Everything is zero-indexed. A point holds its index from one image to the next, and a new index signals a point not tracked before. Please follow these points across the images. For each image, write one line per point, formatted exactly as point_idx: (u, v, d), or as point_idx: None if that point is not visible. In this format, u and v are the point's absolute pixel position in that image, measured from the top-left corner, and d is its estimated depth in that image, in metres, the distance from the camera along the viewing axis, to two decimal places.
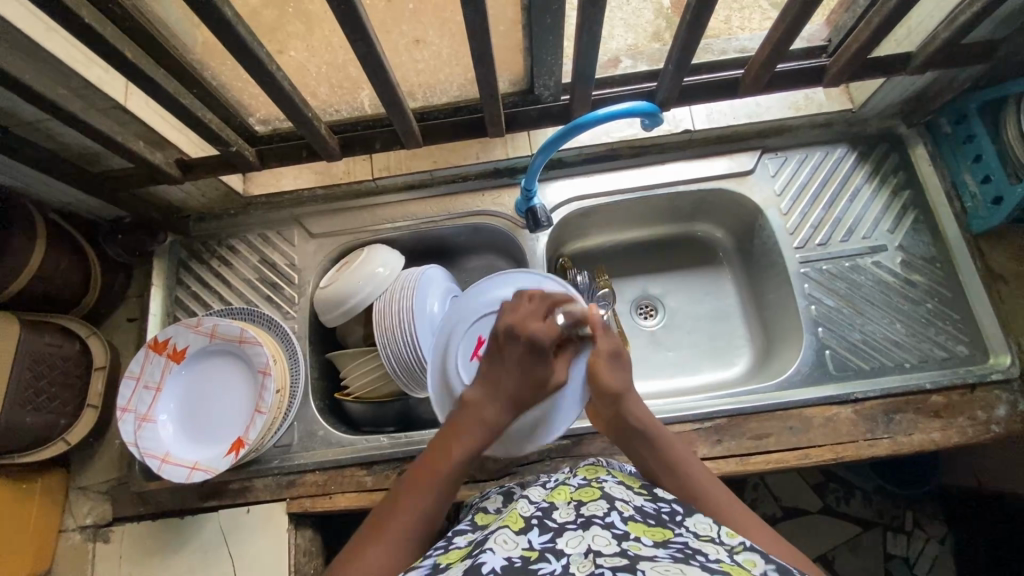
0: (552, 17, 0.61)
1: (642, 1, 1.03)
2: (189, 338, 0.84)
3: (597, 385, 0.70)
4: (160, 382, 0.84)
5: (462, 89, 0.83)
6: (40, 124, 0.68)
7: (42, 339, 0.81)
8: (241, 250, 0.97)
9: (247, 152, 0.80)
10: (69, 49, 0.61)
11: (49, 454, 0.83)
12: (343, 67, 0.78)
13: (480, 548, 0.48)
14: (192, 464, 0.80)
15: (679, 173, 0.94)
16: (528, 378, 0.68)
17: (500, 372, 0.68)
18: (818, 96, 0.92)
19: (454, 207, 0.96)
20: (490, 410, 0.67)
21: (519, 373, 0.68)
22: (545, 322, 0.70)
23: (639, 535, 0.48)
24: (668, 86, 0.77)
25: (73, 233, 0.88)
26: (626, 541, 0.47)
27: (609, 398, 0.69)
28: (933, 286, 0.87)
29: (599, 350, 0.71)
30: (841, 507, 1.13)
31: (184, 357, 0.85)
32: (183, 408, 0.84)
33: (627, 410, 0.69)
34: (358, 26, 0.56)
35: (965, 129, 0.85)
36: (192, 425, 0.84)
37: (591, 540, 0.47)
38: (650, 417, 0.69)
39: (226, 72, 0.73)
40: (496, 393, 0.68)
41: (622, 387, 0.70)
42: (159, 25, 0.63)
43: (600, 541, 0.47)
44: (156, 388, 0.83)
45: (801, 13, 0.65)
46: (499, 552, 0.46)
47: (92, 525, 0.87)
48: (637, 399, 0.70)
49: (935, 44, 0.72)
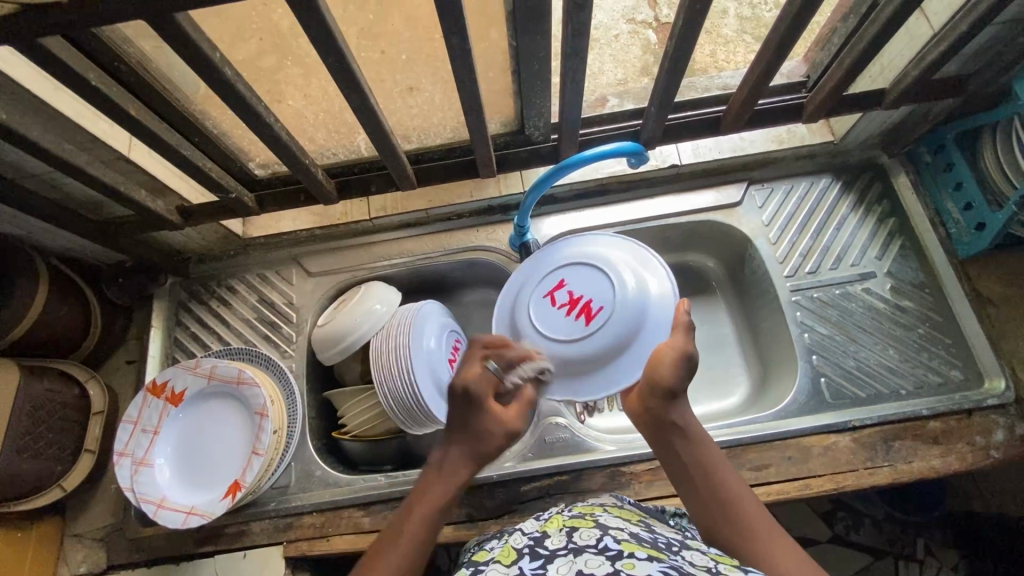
0: (538, 65, 0.65)
1: (630, 38, 1.08)
2: (187, 381, 0.85)
3: (652, 378, 0.66)
4: (157, 425, 0.84)
5: (456, 131, 0.87)
6: (45, 175, 0.70)
7: (42, 385, 0.81)
8: (240, 290, 0.98)
9: (247, 198, 0.82)
10: (76, 107, 0.64)
11: (46, 501, 0.82)
12: (339, 114, 0.81)
13: None
14: (188, 508, 0.80)
15: (669, 206, 0.96)
16: (473, 432, 0.66)
17: (455, 428, 0.67)
18: (800, 129, 0.96)
19: (450, 243, 0.98)
20: (452, 469, 0.65)
21: (465, 428, 0.67)
22: (482, 372, 0.68)
23: (633, 552, 0.48)
24: (652, 125, 0.79)
25: (75, 279, 0.89)
26: (618, 559, 0.46)
27: (663, 395, 0.65)
28: (923, 311, 0.88)
29: (672, 346, 0.67)
30: (850, 535, 1.12)
31: (182, 400, 0.85)
32: (181, 451, 0.84)
33: (675, 410, 0.66)
34: (353, 80, 0.59)
35: (944, 158, 0.88)
36: (189, 468, 0.83)
37: (582, 563, 0.47)
38: (694, 421, 0.66)
39: (226, 120, 0.76)
40: (457, 450, 0.66)
41: (681, 388, 0.65)
42: (163, 82, 0.66)
43: (591, 562, 0.46)
44: (152, 431, 0.83)
45: (775, 56, 0.67)
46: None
47: (86, 572, 0.86)
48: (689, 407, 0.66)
49: (907, 81, 0.75)
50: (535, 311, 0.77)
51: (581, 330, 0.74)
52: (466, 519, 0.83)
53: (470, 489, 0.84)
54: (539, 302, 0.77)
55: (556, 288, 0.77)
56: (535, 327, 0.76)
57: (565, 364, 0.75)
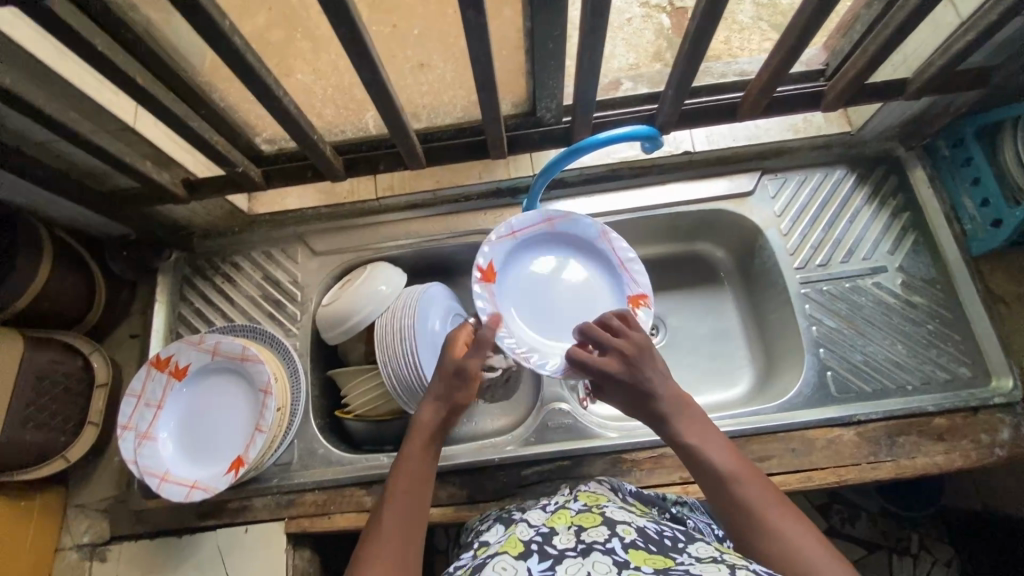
0: (554, 43, 0.63)
1: (643, 22, 1.05)
2: (190, 356, 0.85)
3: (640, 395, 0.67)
4: (160, 399, 0.84)
5: (467, 111, 0.83)
6: (50, 144, 0.69)
7: (46, 356, 0.81)
8: (245, 267, 0.97)
9: (254, 172, 0.81)
10: (81, 75, 0.63)
11: (49, 471, 0.83)
12: (348, 88, 0.80)
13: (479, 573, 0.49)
14: (191, 483, 0.80)
15: (681, 194, 0.95)
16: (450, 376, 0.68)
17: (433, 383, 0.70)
18: (817, 118, 0.95)
19: (457, 226, 0.97)
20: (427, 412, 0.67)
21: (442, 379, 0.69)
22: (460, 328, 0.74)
23: (640, 563, 0.48)
24: (668, 110, 0.77)
25: (78, 250, 0.88)
26: (627, 569, 0.47)
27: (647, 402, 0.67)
28: (933, 307, 0.88)
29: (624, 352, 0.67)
30: (846, 527, 1.12)
31: (185, 376, 0.85)
32: (184, 426, 0.84)
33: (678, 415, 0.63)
34: (365, 54, 0.58)
35: (963, 152, 0.86)
36: (192, 443, 0.83)
37: (591, 567, 0.47)
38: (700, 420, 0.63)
39: (233, 93, 0.74)
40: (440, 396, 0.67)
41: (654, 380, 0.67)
42: (169, 50, 0.64)
43: (600, 567, 0.47)
44: (155, 405, 0.83)
45: (798, 41, 0.65)
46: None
47: (89, 543, 0.86)
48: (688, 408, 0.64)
49: (931, 71, 0.73)
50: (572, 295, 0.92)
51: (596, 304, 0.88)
52: (467, 501, 0.83)
53: (471, 472, 0.85)
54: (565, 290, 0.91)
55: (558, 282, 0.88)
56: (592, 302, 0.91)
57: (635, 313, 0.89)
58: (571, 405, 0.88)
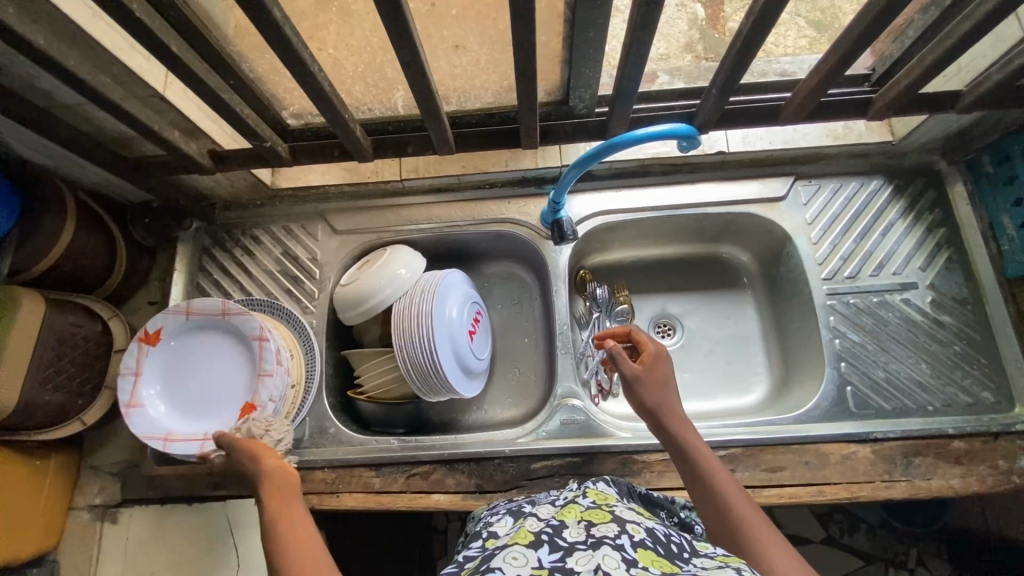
0: (595, 32, 0.60)
1: (677, 11, 1.02)
2: (164, 320, 0.82)
3: (661, 385, 0.69)
4: (136, 367, 0.80)
5: (497, 96, 0.82)
6: (79, 106, 0.69)
7: (66, 319, 0.81)
8: (264, 241, 0.97)
9: (281, 147, 0.80)
10: (115, 38, 0.61)
11: (66, 433, 0.84)
12: (379, 68, 0.76)
13: (488, 565, 0.48)
14: (165, 434, 0.79)
15: (710, 195, 0.93)
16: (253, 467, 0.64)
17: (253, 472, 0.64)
18: (858, 126, 0.91)
19: (479, 213, 0.96)
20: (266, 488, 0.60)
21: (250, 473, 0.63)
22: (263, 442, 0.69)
23: (648, 564, 0.47)
24: (709, 109, 0.75)
25: (101, 215, 0.88)
26: (635, 567, 0.46)
27: (660, 383, 0.69)
28: (961, 328, 0.86)
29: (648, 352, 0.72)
30: (844, 538, 1.12)
31: (164, 343, 0.83)
32: (168, 387, 0.82)
33: (665, 420, 0.66)
34: (405, 33, 0.56)
35: (1007, 171, 0.83)
36: (174, 395, 0.82)
37: (601, 559, 0.46)
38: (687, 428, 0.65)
39: (264, 64, 0.72)
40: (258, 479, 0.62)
41: (666, 376, 0.70)
42: (203, 18, 0.62)
43: (610, 561, 0.46)
44: (133, 373, 0.79)
45: (855, 45, 0.62)
46: (506, 573, 0.46)
47: (101, 505, 0.88)
48: (676, 415, 0.66)
49: (987, 85, 0.70)
50: (452, 314, 0.86)
51: (461, 324, 0.87)
52: (475, 490, 0.83)
53: (480, 461, 0.85)
54: (455, 322, 0.86)
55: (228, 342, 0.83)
56: (449, 317, 0.85)
57: (451, 321, 0.86)
58: (583, 402, 0.88)
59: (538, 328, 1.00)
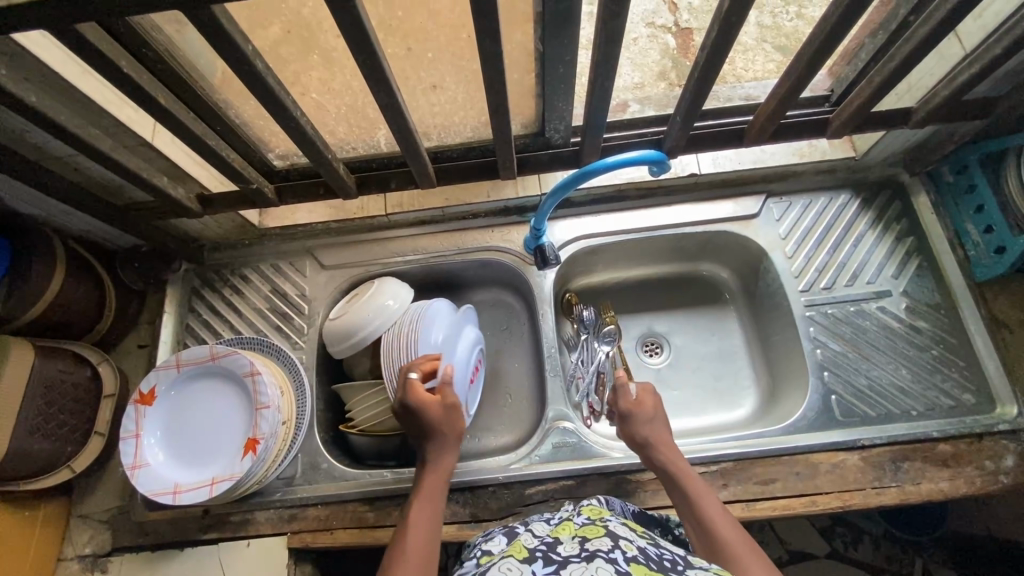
0: (563, 68, 0.64)
1: (649, 42, 1.07)
2: (158, 378, 0.84)
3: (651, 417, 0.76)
4: (136, 429, 0.81)
5: (477, 130, 0.86)
6: (70, 158, 0.71)
7: (56, 365, 0.82)
8: (253, 280, 0.98)
9: (268, 189, 0.82)
10: (104, 92, 0.64)
11: (55, 481, 0.83)
12: (362, 109, 0.80)
13: None
14: (173, 487, 0.79)
15: (686, 216, 0.96)
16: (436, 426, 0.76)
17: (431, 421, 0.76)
18: (822, 144, 0.95)
19: (463, 242, 0.99)
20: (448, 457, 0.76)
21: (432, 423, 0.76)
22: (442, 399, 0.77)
23: None
24: (677, 134, 0.78)
25: (91, 260, 0.90)
26: None
27: (647, 416, 0.76)
28: (937, 332, 0.88)
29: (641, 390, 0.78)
30: (848, 551, 1.11)
31: (161, 400, 0.84)
32: (171, 442, 0.82)
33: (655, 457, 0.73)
34: (381, 78, 0.59)
35: (966, 179, 0.87)
36: (177, 448, 0.82)
37: (595, 571, 0.47)
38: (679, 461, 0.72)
39: (248, 110, 0.75)
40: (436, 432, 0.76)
41: (653, 412, 0.76)
42: (189, 70, 0.65)
43: (603, 572, 0.46)
44: (134, 436, 0.81)
45: (806, 71, 0.67)
46: None
47: (92, 554, 0.87)
48: (669, 447, 0.74)
49: (936, 101, 0.75)
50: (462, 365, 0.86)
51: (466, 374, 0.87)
52: (470, 519, 0.83)
53: (474, 489, 0.85)
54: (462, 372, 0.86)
55: (222, 386, 0.84)
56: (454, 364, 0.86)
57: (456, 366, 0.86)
58: (575, 424, 0.88)
59: (528, 353, 1.02)
